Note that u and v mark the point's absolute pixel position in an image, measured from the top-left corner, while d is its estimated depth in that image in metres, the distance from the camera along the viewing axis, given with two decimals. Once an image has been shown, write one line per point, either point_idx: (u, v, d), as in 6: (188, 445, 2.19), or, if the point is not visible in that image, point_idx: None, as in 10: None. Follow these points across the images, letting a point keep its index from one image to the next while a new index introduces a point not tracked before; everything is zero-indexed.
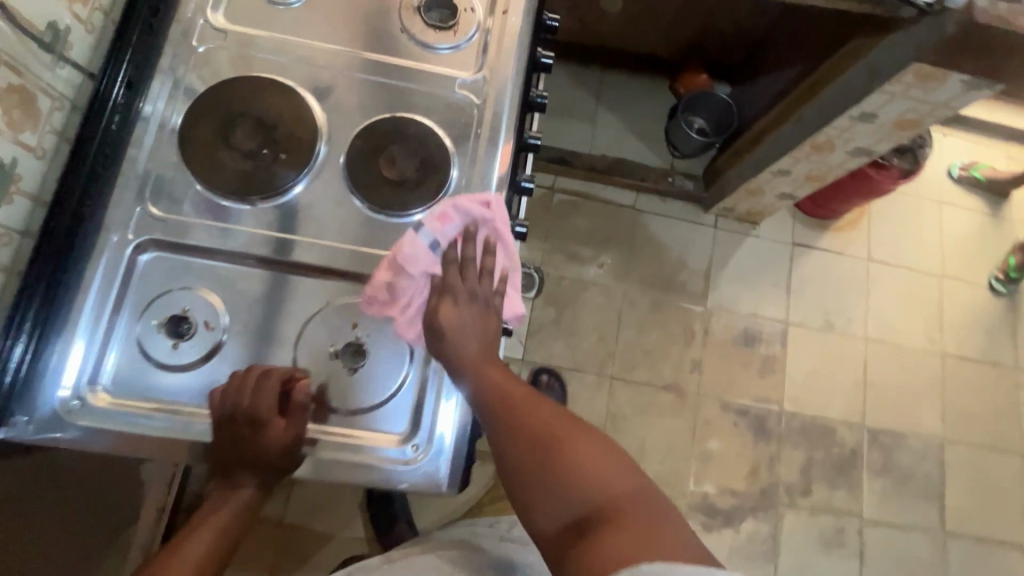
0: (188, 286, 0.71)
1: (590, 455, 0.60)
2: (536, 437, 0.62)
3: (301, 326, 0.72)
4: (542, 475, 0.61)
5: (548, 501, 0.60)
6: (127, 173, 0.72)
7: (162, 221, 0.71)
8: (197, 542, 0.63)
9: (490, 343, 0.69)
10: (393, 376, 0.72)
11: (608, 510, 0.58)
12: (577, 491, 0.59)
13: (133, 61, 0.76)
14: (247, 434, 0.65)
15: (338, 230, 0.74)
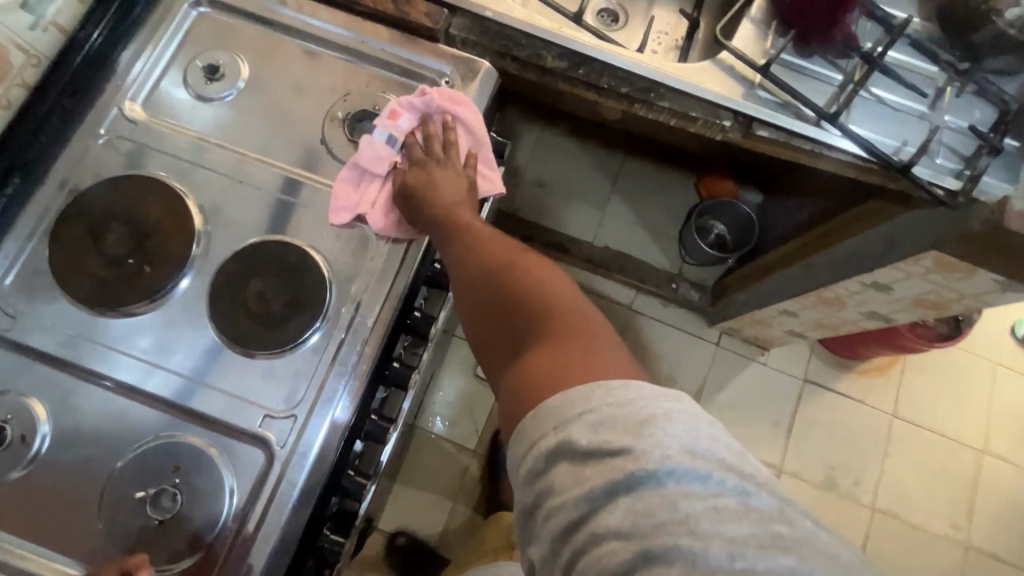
0: (20, 393, 0.68)
1: (536, 277, 0.62)
2: (494, 266, 0.64)
3: (119, 456, 0.67)
4: (498, 300, 0.62)
5: (500, 311, 0.61)
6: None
7: (15, 319, 0.70)
8: None
9: (469, 193, 0.73)
10: (201, 535, 0.65)
11: (553, 321, 0.57)
12: (522, 307, 0.59)
13: (36, 140, 0.74)
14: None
15: (188, 355, 0.70)
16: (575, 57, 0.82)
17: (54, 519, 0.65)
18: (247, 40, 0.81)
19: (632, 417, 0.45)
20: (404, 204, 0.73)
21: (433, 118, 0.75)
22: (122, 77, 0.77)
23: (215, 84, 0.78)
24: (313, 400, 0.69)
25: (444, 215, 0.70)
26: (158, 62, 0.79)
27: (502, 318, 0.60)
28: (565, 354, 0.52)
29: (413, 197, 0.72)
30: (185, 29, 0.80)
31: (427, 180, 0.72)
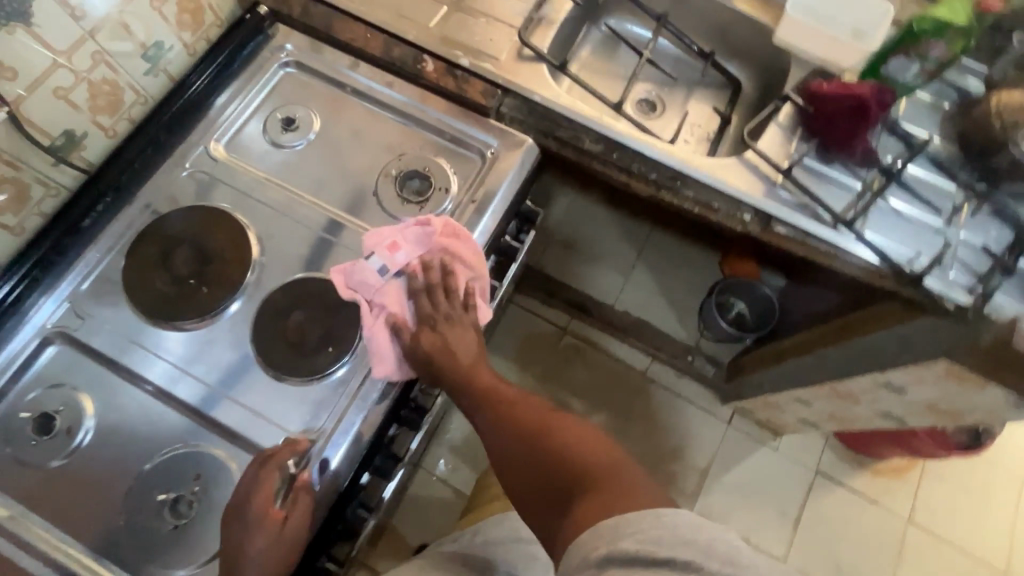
0: (73, 387, 0.75)
1: (567, 437, 0.69)
2: (524, 427, 0.72)
3: (149, 460, 0.72)
4: (533, 453, 0.69)
5: (538, 465, 0.68)
6: (73, 268, 0.79)
7: (82, 320, 0.77)
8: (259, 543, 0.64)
9: (479, 345, 0.78)
10: (211, 543, 0.69)
11: (587, 468, 0.64)
12: (559, 463, 0.67)
13: (130, 165, 0.84)
14: (256, 515, 0.65)
15: (225, 373, 0.76)
16: (611, 142, 0.89)
17: (82, 511, 0.70)
18: (322, 98, 0.91)
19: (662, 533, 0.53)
20: (415, 350, 0.74)
21: (433, 256, 0.78)
22: (212, 121, 0.89)
23: (289, 133, 0.89)
24: (332, 429, 0.72)
25: (472, 390, 0.76)
26: (244, 111, 0.90)
27: (539, 469, 0.68)
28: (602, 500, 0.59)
29: (418, 362, 0.74)
30: (271, 85, 0.92)
31: (428, 353, 0.74)
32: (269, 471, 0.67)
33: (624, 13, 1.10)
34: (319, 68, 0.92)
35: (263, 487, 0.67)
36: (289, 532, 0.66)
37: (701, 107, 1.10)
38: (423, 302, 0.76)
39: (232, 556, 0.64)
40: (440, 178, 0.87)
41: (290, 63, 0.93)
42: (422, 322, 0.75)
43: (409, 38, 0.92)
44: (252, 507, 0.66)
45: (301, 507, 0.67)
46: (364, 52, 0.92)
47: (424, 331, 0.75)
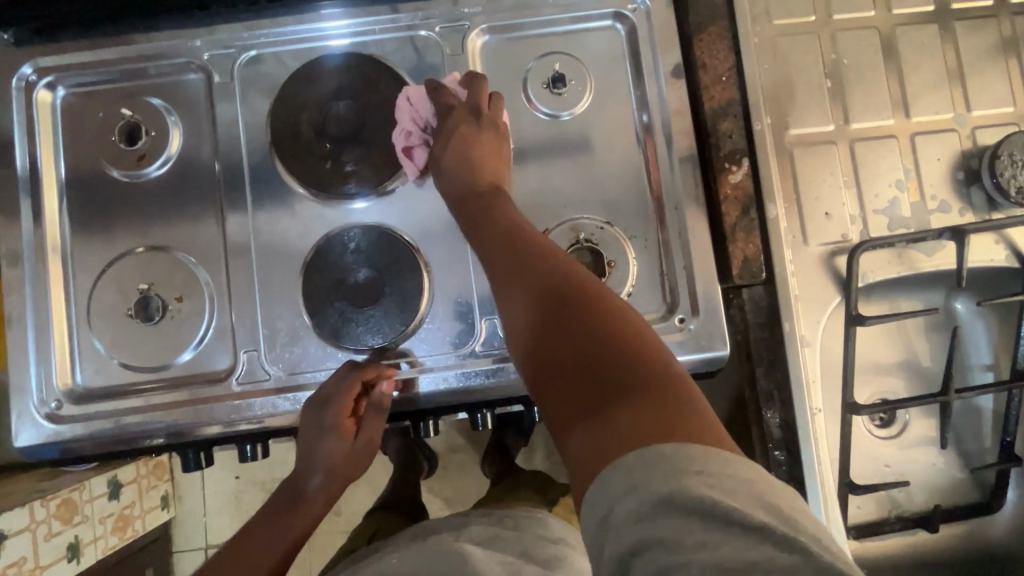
0: (175, 126, 0.70)
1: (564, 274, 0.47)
2: (538, 274, 0.47)
3: (162, 247, 0.69)
4: (568, 338, 0.42)
5: (579, 371, 0.41)
6: (272, 30, 0.70)
7: (230, 79, 0.69)
8: (336, 446, 0.65)
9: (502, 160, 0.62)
10: (139, 358, 0.68)
11: (655, 392, 0.38)
12: (608, 356, 0.40)
13: None
14: (333, 424, 0.64)
15: (274, 245, 0.68)
16: (794, 447, 0.65)
17: (91, 228, 0.69)
18: (610, 92, 0.70)
19: (730, 482, 0.33)
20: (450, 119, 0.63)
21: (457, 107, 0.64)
22: (498, 7, 0.70)
23: (547, 95, 0.70)
24: (377, 397, 0.65)
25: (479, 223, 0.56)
26: (536, 26, 0.71)
27: (571, 335, 0.42)
28: (698, 454, 0.34)
29: (454, 160, 0.61)
30: (584, 26, 0.71)
31: (474, 137, 0.61)
32: (354, 384, 0.63)
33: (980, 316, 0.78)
34: (642, 59, 0.69)
35: (346, 393, 0.63)
36: (365, 444, 0.67)
37: (928, 477, 0.80)
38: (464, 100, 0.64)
39: (310, 455, 0.65)
40: (609, 287, 0.68)
41: (626, 20, 0.70)
42: (493, 113, 0.63)
43: (755, 127, 0.68)
44: (331, 415, 0.63)
45: (376, 424, 0.67)
46: (700, 92, 0.68)
47: (496, 131, 0.62)
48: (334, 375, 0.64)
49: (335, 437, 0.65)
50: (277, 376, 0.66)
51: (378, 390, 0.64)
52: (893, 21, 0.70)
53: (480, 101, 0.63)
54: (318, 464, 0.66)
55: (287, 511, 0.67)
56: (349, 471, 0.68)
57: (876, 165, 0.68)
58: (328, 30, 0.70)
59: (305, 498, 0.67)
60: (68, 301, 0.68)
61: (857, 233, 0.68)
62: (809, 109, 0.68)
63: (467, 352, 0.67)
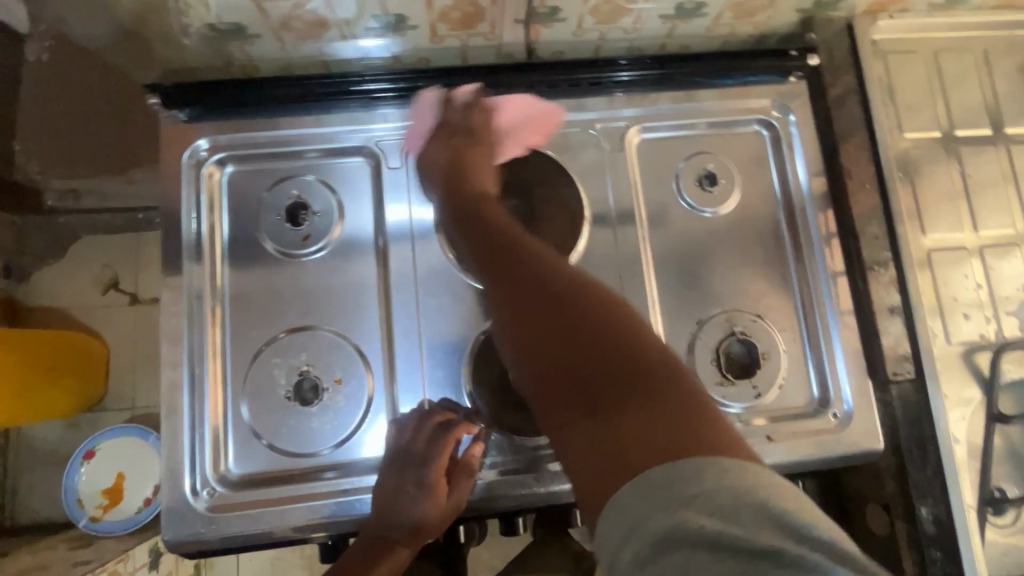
0: (339, 206, 0.70)
1: (558, 276, 0.53)
2: (564, 335, 0.49)
3: (320, 326, 0.68)
4: (565, 344, 0.48)
5: (590, 361, 0.47)
6: (335, 127, 0.71)
7: (398, 165, 0.71)
8: (430, 503, 0.62)
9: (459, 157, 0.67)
10: (293, 442, 0.65)
11: (631, 360, 0.46)
12: (574, 319, 0.49)
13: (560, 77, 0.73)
14: (432, 476, 0.62)
15: (435, 329, 0.68)
16: (952, 544, 0.66)
17: (249, 303, 0.68)
18: (757, 191, 0.74)
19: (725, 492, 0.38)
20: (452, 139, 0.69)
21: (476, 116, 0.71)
22: (655, 108, 0.75)
23: (699, 191, 0.73)
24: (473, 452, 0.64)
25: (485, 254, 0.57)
26: (685, 126, 0.75)
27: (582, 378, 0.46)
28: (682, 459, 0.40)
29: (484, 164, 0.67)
30: (731, 129, 0.75)
31: (462, 149, 0.67)
32: (449, 440, 0.63)
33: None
34: (787, 163, 0.74)
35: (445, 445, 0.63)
36: (455, 503, 0.63)
37: None
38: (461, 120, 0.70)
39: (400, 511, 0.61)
40: (763, 378, 0.69)
41: (771, 126, 0.75)
42: (481, 128, 0.69)
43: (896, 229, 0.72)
44: (425, 471, 0.62)
45: (467, 482, 0.64)
46: (846, 197, 0.72)
47: (486, 145, 0.69)
48: (404, 422, 0.64)
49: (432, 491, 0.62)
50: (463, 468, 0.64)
51: (468, 450, 0.64)
52: (1006, 138, 0.77)
53: (465, 120, 0.70)
54: (403, 524, 0.62)
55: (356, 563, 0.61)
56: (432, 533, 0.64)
57: (1004, 269, 0.73)
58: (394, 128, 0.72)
59: (382, 552, 0.62)
60: (222, 378, 0.66)
61: (993, 332, 0.71)
62: (940, 216, 0.74)
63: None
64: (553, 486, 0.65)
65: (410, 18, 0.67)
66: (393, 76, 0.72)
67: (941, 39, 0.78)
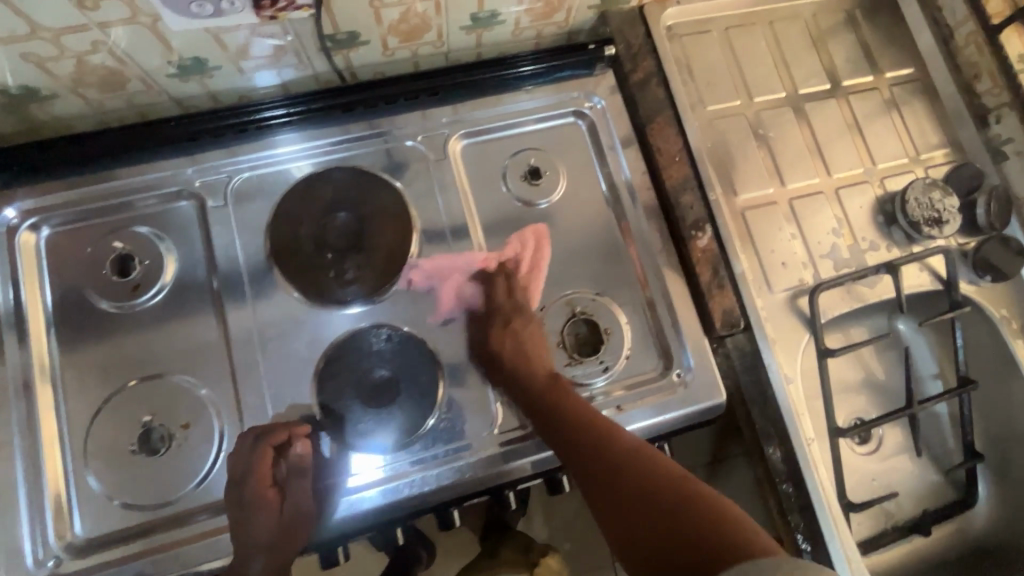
0: (167, 252, 0.70)
1: (621, 450, 0.60)
2: (638, 502, 0.56)
3: (161, 374, 0.67)
4: (645, 515, 0.55)
5: (661, 527, 0.53)
6: (242, 157, 0.73)
7: (224, 202, 0.71)
8: (264, 517, 0.61)
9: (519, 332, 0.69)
10: (144, 495, 0.64)
11: (695, 514, 0.53)
12: (642, 486, 0.57)
13: (379, 96, 0.76)
14: (254, 490, 0.62)
15: (279, 357, 0.68)
16: (799, 475, 0.71)
17: (81, 362, 0.67)
18: (580, 177, 0.78)
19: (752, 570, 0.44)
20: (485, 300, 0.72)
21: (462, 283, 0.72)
22: (475, 115, 0.78)
23: (526, 185, 0.77)
24: (298, 452, 0.63)
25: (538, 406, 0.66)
26: (507, 127, 0.79)
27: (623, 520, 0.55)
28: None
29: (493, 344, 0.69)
30: (550, 124, 0.80)
31: (524, 331, 0.69)
32: (261, 455, 0.62)
33: (976, 321, 0.82)
34: (605, 148, 0.79)
35: (255, 468, 0.62)
36: (291, 509, 0.62)
37: (909, 485, 0.88)
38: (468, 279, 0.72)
39: (240, 532, 0.62)
40: (608, 352, 0.73)
41: (586, 116, 0.79)
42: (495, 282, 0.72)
43: (710, 196, 0.77)
44: (246, 485, 0.62)
45: (300, 484, 0.62)
46: (659, 171, 0.77)
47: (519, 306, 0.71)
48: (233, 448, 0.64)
49: (258, 503, 0.61)
50: (296, 473, 0.62)
51: (293, 452, 0.63)
52: (800, 99, 0.84)
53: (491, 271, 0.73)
54: (248, 544, 0.61)
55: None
56: (289, 543, 0.62)
57: (814, 218, 0.79)
58: (298, 152, 0.75)
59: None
60: (60, 443, 0.65)
61: (811, 276, 0.77)
62: (749, 176, 0.79)
63: (489, 436, 0.68)
64: (414, 492, 0.65)
65: (210, 59, 0.69)
66: (292, 101, 0.75)
67: (728, 19, 0.86)
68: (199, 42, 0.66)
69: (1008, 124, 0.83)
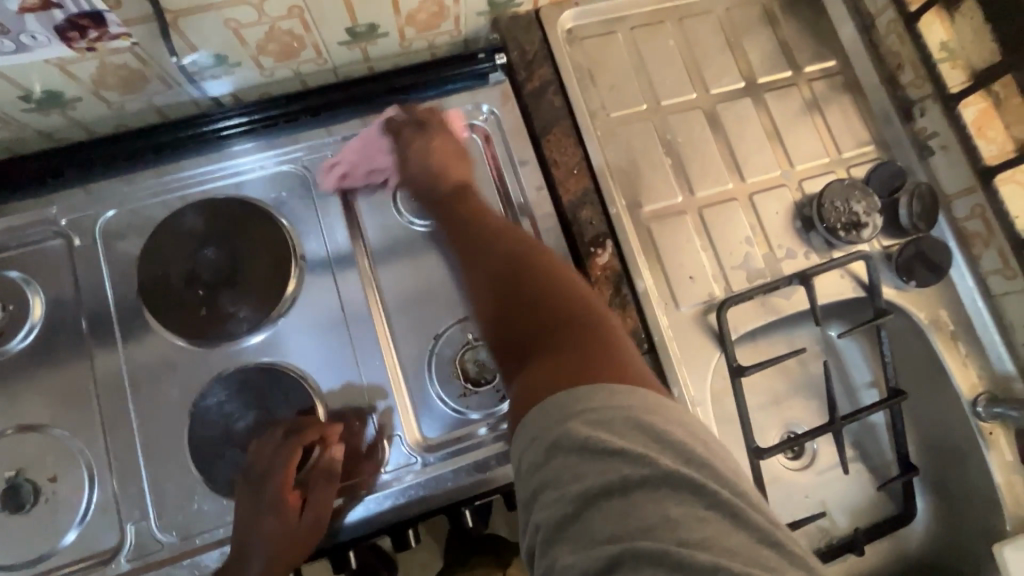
0: (35, 295, 0.67)
1: (530, 256, 0.58)
2: (521, 295, 0.54)
3: (28, 424, 0.64)
4: (524, 303, 0.54)
5: (537, 324, 0.51)
6: (179, 174, 0.71)
7: (94, 240, 0.69)
8: (275, 525, 0.58)
9: (453, 158, 0.69)
10: (9, 553, 0.61)
11: (576, 319, 0.50)
12: (534, 287, 0.54)
13: (266, 118, 0.72)
14: (272, 494, 0.59)
15: (153, 402, 0.65)
16: None
17: None
18: None
19: (617, 417, 0.41)
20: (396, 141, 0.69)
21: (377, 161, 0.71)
22: (359, 133, 0.73)
23: (417, 206, 0.72)
24: (328, 455, 0.61)
25: (450, 215, 0.66)
26: None
27: (539, 332, 0.51)
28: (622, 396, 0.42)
29: (418, 165, 0.68)
30: None
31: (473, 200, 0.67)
32: (288, 455, 0.60)
33: (904, 327, 0.78)
34: (501, 162, 0.74)
35: (283, 524, 0.58)
36: (308, 520, 0.59)
37: (845, 499, 0.84)
38: (398, 124, 0.70)
39: (247, 536, 0.58)
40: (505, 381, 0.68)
41: (480, 129, 0.75)
42: (431, 122, 0.70)
43: (611, 209, 0.73)
44: (266, 487, 0.59)
45: (323, 493, 0.60)
46: (556, 185, 0.73)
47: (439, 137, 0.69)
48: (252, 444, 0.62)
49: (270, 508, 0.58)
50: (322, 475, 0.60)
51: (327, 453, 0.61)
52: (712, 99, 0.80)
53: (421, 113, 0.70)
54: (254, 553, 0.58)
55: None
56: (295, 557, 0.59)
57: (726, 226, 0.75)
58: (260, 160, 0.72)
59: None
60: None
61: (722, 289, 0.73)
62: (656, 185, 0.75)
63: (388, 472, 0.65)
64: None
65: (64, 90, 0.64)
66: (250, 109, 0.72)
67: (634, 18, 0.81)
68: (43, 74, 0.61)
69: (932, 117, 0.79)
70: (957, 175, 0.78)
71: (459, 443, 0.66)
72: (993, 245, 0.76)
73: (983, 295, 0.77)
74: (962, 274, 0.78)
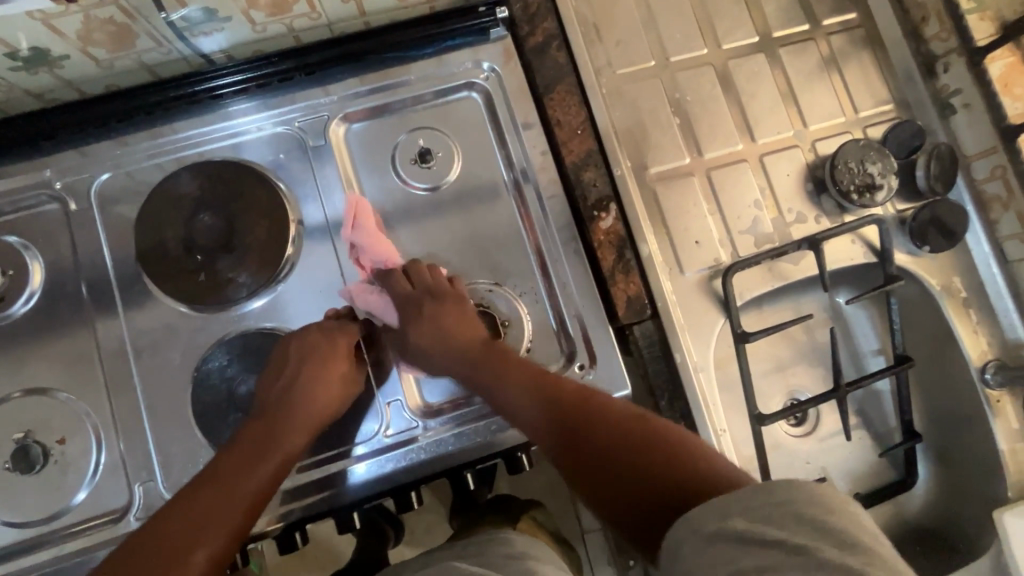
0: (34, 260, 0.67)
1: (581, 412, 0.54)
2: (602, 460, 0.50)
3: (34, 387, 0.65)
4: (620, 468, 0.49)
5: (637, 481, 0.48)
6: (175, 136, 0.70)
7: (88, 204, 0.68)
8: (315, 383, 0.61)
9: (470, 325, 0.63)
10: (24, 511, 0.63)
11: (668, 466, 0.47)
12: (609, 453, 0.50)
13: (262, 77, 0.70)
14: (328, 352, 0.63)
15: (157, 365, 0.66)
16: None
17: None
18: (478, 159, 0.71)
19: (770, 510, 0.40)
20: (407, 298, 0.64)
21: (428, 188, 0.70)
22: (354, 93, 0.71)
23: (417, 170, 0.70)
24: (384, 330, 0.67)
25: (489, 363, 0.60)
26: (399, 106, 0.72)
27: (639, 494, 0.47)
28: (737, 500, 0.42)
29: (427, 338, 0.63)
30: (442, 101, 0.72)
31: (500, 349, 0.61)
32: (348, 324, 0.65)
33: (913, 294, 0.77)
34: (504, 125, 0.71)
35: (330, 397, 0.62)
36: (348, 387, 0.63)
37: (846, 465, 0.84)
38: (414, 287, 0.65)
39: (288, 391, 0.61)
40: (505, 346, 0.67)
41: (480, 88, 0.72)
42: (444, 288, 0.64)
43: (615, 172, 0.71)
44: (321, 345, 0.63)
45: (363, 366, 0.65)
46: (559, 147, 0.71)
47: (452, 303, 0.63)
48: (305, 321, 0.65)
49: (320, 366, 0.62)
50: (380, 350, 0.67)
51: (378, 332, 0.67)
52: (723, 55, 0.76)
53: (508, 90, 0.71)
54: (289, 408, 0.60)
55: (175, 528, 0.52)
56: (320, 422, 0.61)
57: (734, 189, 0.73)
58: (259, 121, 0.70)
59: (207, 527, 0.52)
60: None
61: (728, 255, 0.72)
62: (662, 146, 0.73)
63: (394, 429, 0.66)
64: (299, 499, 0.63)
65: (51, 48, 0.60)
66: (244, 67, 0.69)
67: None
68: (32, 33, 0.57)
69: (956, 73, 0.75)
70: (978, 134, 0.74)
71: (462, 407, 0.66)
72: (1012, 208, 0.73)
73: (998, 260, 0.75)
74: (978, 239, 0.75)
